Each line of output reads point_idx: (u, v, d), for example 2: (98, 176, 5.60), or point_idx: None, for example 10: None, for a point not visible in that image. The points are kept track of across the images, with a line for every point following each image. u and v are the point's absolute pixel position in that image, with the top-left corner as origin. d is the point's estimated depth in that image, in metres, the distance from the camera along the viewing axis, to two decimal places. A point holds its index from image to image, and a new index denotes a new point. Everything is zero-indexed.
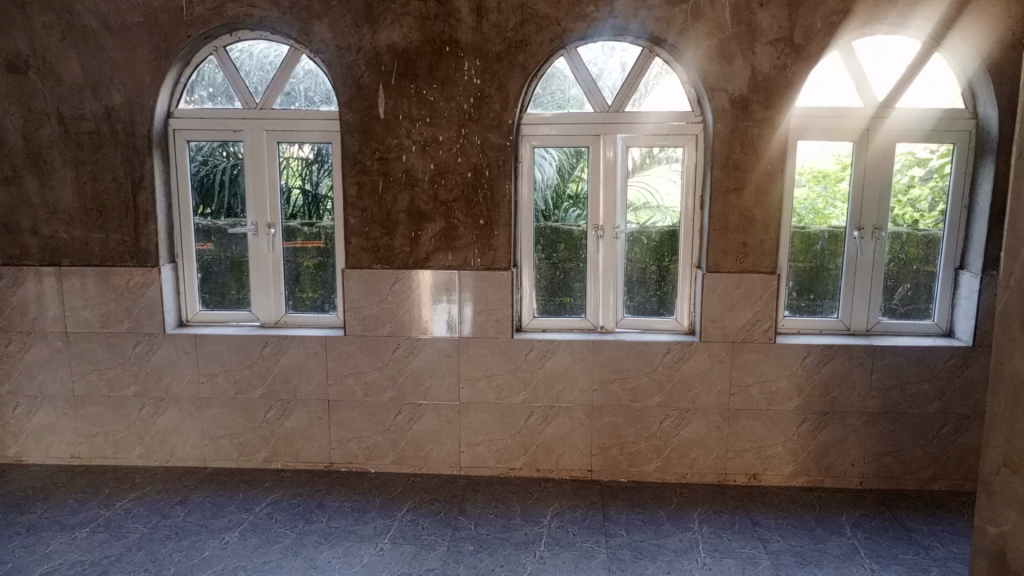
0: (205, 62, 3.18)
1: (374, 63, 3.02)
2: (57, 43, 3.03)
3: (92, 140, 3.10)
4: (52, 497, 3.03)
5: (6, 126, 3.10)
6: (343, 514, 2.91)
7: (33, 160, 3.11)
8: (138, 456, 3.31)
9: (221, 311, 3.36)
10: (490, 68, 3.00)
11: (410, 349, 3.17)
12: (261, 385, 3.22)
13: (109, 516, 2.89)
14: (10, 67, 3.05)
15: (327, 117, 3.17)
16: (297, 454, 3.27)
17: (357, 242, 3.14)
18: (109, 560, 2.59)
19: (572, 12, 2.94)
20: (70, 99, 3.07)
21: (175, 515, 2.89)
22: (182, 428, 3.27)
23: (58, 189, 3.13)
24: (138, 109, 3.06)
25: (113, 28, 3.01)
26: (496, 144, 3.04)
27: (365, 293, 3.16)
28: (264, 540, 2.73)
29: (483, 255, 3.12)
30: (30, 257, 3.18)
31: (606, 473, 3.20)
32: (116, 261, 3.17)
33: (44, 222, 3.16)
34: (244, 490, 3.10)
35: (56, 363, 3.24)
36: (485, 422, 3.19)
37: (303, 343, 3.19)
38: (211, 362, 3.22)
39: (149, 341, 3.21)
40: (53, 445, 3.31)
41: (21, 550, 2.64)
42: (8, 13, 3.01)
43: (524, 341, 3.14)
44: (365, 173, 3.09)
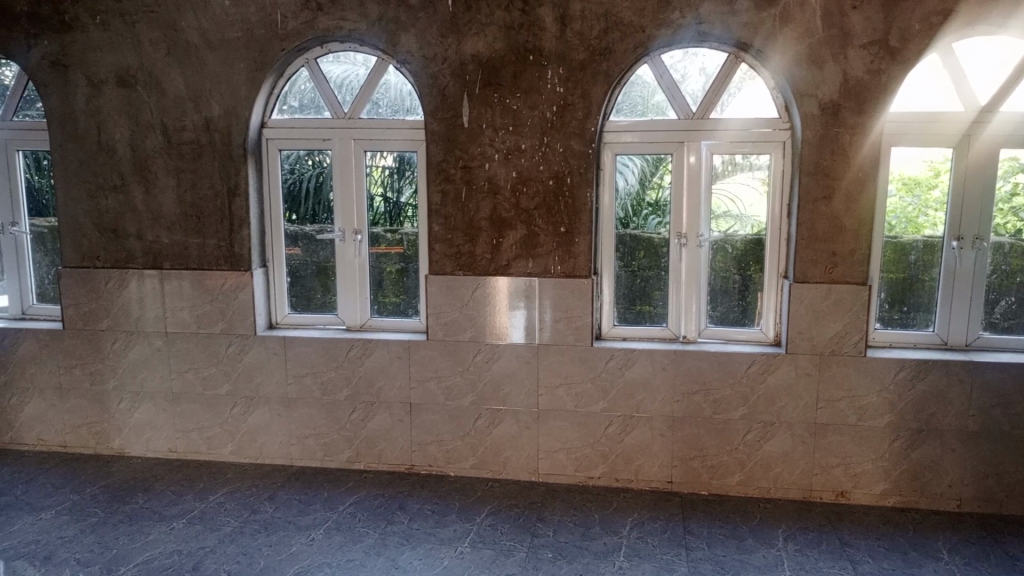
0: (297, 74, 3.30)
1: (459, 73, 3.07)
2: (162, 58, 3.20)
3: (192, 150, 3.25)
4: (152, 488, 3.19)
5: (115, 137, 3.28)
6: (424, 516, 2.96)
7: (139, 168, 3.29)
8: (230, 452, 3.44)
9: (308, 314, 3.47)
10: (573, 76, 3.01)
11: (490, 355, 3.20)
12: (346, 387, 3.31)
13: (204, 509, 3.02)
14: (120, 82, 3.24)
15: (412, 126, 3.24)
16: (379, 455, 3.34)
17: (440, 249, 3.20)
18: (204, 552, 2.72)
19: (657, 18, 2.92)
20: (173, 110, 3.23)
21: (265, 511, 3.00)
22: (271, 427, 3.39)
23: (161, 196, 3.30)
24: (235, 120, 3.20)
25: (214, 43, 3.16)
26: (578, 151, 3.05)
27: (447, 298, 3.21)
28: (348, 539, 2.80)
29: (563, 263, 3.12)
30: (134, 261, 3.36)
31: (687, 485, 3.15)
32: (212, 266, 3.32)
33: (148, 228, 3.33)
34: (328, 489, 3.19)
35: (157, 362, 3.41)
36: (564, 430, 3.20)
37: (387, 347, 3.26)
38: (299, 363, 3.32)
39: (242, 342, 3.34)
40: (152, 440, 3.48)
41: (125, 538, 2.80)
42: (119, 31, 3.20)
43: (604, 350, 3.13)
44: (448, 181, 3.15)
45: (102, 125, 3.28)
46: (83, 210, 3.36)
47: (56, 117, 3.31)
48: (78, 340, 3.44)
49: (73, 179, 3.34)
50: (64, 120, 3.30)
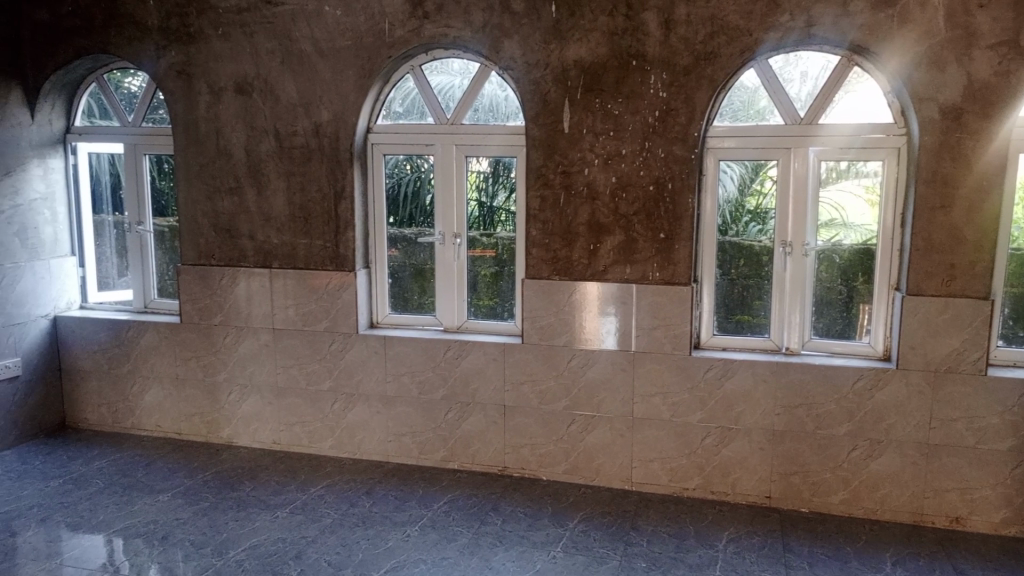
0: (402, 80, 3.39)
1: (561, 79, 3.09)
2: (277, 66, 3.35)
3: (303, 154, 3.39)
4: (258, 477, 3.33)
5: (232, 142, 3.46)
6: (517, 518, 2.98)
7: (253, 171, 3.46)
8: (330, 446, 3.56)
9: (407, 315, 3.55)
10: (677, 81, 2.97)
11: (585, 361, 3.20)
12: (442, 387, 3.37)
13: (306, 499, 3.14)
14: (238, 89, 3.41)
15: (512, 132, 3.27)
16: (473, 456, 3.39)
17: (537, 253, 3.22)
18: (306, 541, 2.82)
19: (765, 22, 2.85)
20: (286, 116, 3.38)
21: (362, 505, 3.09)
22: (370, 423, 3.48)
23: (272, 198, 3.45)
24: (343, 125, 3.31)
25: (325, 52, 3.29)
26: (680, 157, 3.01)
27: (543, 303, 3.22)
28: (443, 537, 2.85)
29: (662, 269, 3.09)
30: (246, 260, 3.53)
31: (787, 501, 3.05)
32: (318, 265, 3.45)
33: (260, 228, 3.49)
34: (423, 487, 3.25)
35: (264, 357, 3.56)
36: (660, 439, 3.15)
37: (483, 349, 3.30)
38: (398, 363, 3.41)
39: (344, 340, 3.45)
40: (258, 431, 3.64)
41: (234, 524, 2.94)
42: (238, 41, 3.38)
43: (703, 359, 3.07)
44: (548, 186, 3.16)
45: (220, 131, 3.46)
46: (201, 210, 3.55)
47: (179, 123, 3.51)
48: (194, 333, 3.64)
49: (194, 182, 3.54)
50: (187, 126, 3.50)
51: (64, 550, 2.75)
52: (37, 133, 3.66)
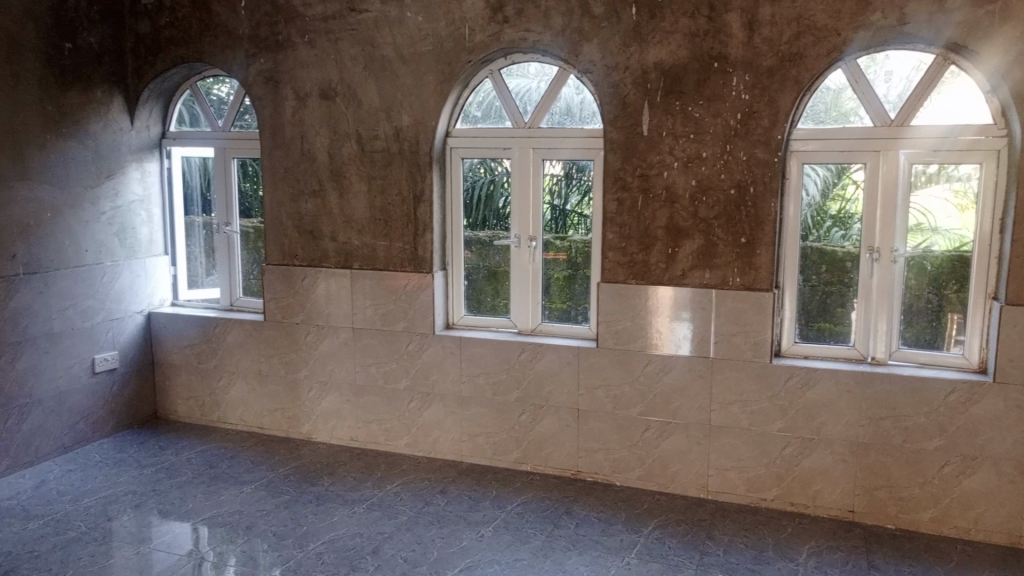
0: (481, 84, 3.43)
1: (641, 82, 3.07)
2: (360, 72, 3.43)
3: (383, 157, 3.46)
4: (336, 473, 3.42)
5: (316, 146, 3.56)
6: (590, 523, 2.97)
7: (335, 174, 3.55)
8: (405, 445, 3.62)
9: (482, 316, 3.58)
10: (760, 83, 2.91)
11: (662, 366, 3.16)
12: (516, 389, 3.39)
13: (382, 496, 3.20)
14: (323, 94, 3.51)
15: (590, 135, 3.27)
16: (546, 459, 3.39)
17: (614, 257, 3.20)
18: (383, 537, 2.88)
19: (855, 21, 2.77)
20: (368, 121, 3.46)
21: (437, 504, 3.13)
22: (444, 423, 3.53)
23: (354, 200, 3.54)
24: (423, 129, 3.37)
25: (406, 57, 3.35)
26: (763, 160, 2.95)
27: (620, 307, 3.20)
28: (516, 538, 2.87)
29: (743, 275, 3.03)
30: (328, 260, 3.63)
31: (871, 516, 2.95)
32: (397, 266, 3.52)
33: (341, 230, 3.58)
34: (497, 488, 3.27)
35: (343, 355, 3.65)
36: (737, 448, 3.09)
37: (558, 352, 3.30)
38: (473, 363, 3.44)
39: (420, 340, 3.51)
40: (337, 427, 3.73)
41: (314, 517, 3.03)
42: (324, 48, 3.48)
43: (784, 368, 2.99)
44: (626, 189, 3.14)
45: (305, 135, 3.57)
46: (286, 212, 3.67)
47: (267, 128, 3.64)
48: (277, 331, 3.76)
49: (279, 184, 3.65)
50: (274, 131, 3.62)
51: (155, 536, 2.88)
52: (135, 138, 3.85)
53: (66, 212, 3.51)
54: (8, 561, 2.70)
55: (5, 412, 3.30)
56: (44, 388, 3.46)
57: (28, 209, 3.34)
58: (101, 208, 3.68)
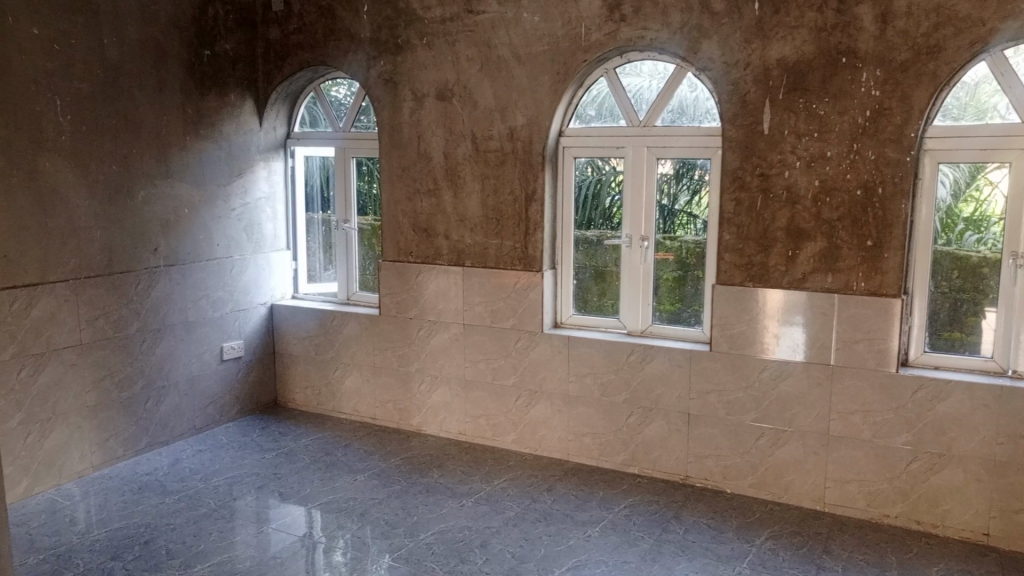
0: (596, 83, 3.41)
1: (762, 79, 2.98)
2: (476, 73, 3.49)
3: (497, 156, 3.51)
4: (445, 466, 3.49)
5: (432, 145, 3.65)
6: (699, 529, 2.91)
7: (449, 173, 3.62)
8: (512, 441, 3.66)
9: (592, 316, 3.56)
10: (893, 78, 2.77)
11: (778, 373, 3.06)
12: (625, 390, 3.36)
13: (489, 491, 3.25)
14: (439, 95, 3.59)
15: (707, 133, 3.20)
16: (654, 462, 3.35)
17: (730, 258, 3.12)
18: (491, 531, 2.92)
19: (1001, 10, 2.59)
20: (483, 121, 3.51)
21: (544, 501, 3.15)
22: (551, 421, 3.54)
23: (467, 199, 3.60)
24: (537, 128, 3.39)
25: (522, 57, 3.38)
26: (893, 160, 2.80)
27: (735, 309, 3.12)
28: (623, 540, 2.84)
29: (868, 280, 2.90)
30: (441, 257, 3.71)
31: (1008, 541, 2.76)
32: (507, 265, 3.55)
33: (454, 228, 3.65)
34: (603, 489, 3.26)
35: (453, 350, 3.73)
36: (858, 460, 2.96)
37: (669, 355, 3.25)
38: (581, 363, 3.44)
39: (529, 339, 3.54)
40: (446, 421, 3.81)
41: (424, 508, 3.10)
42: (441, 50, 3.55)
43: (912, 379, 2.84)
44: (744, 189, 3.06)
45: (422, 135, 3.66)
46: (402, 210, 3.77)
47: (385, 129, 3.75)
48: (391, 325, 3.87)
49: (396, 183, 3.77)
50: (392, 131, 3.74)
51: (276, 517, 3.03)
52: (264, 139, 4.06)
53: (201, 209, 3.74)
54: (147, 532, 2.90)
55: (146, 394, 3.55)
56: (179, 373, 3.70)
57: (169, 205, 3.58)
58: (231, 205, 3.90)
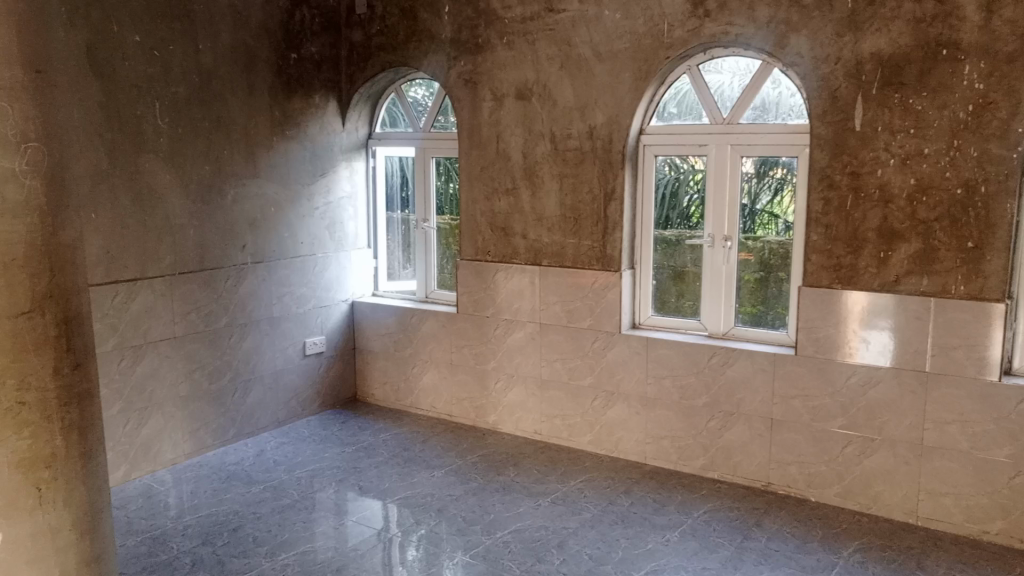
0: (678, 81, 3.36)
1: (855, 73, 2.87)
2: (556, 72, 3.48)
3: (576, 156, 3.49)
4: (521, 465, 3.50)
5: (511, 145, 3.66)
6: (783, 538, 2.83)
7: (528, 173, 3.62)
8: (588, 442, 3.64)
9: (671, 318, 3.51)
10: (998, 71, 2.63)
11: (868, 379, 2.95)
12: (705, 394, 3.30)
13: (566, 491, 3.23)
14: (519, 95, 3.60)
15: (794, 130, 3.10)
16: (735, 467, 3.28)
17: (818, 260, 3.02)
18: (568, 531, 2.91)
19: None
20: (562, 120, 3.50)
21: (621, 503, 3.12)
22: (628, 423, 3.51)
23: (546, 199, 3.60)
24: (617, 127, 3.36)
25: (603, 55, 3.36)
26: (998, 156, 2.66)
27: (822, 312, 3.02)
28: (703, 546, 2.79)
29: (967, 283, 2.75)
30: (518, 256, 3.71)
31: None
32: (585, 264, 3.53)
33: (532, 228, 3.65)
34: (681, 493, 3.20)
35: (530, 349, 3.73)
36: (955, 472, 2.82)
37: (752, 358, 3.17)
38: (660, 365, 3.39)
39: (606, 339, 3.51)
40: (522, 420, 3.82)
41: (501, 506, 3.12)
42: (521, 49, 3.56)
43: (1016, 388, 2.68)
44: (833, 187, 2.96)
45: (501, 135, 3.68)
46: (480, 210, 3.80)
47: (465, 128, 3.78)
48: (468, 323, 3.90)
49: (475, 182, 3.79)
50: (471, 131, 3.76)
51: (355, 510, 3.09)
52: (346, 139, 4.16)
53: (287, 208, 3.86)
54: (235, 519, 3.01)
55: (234, 386, 3.68)
56: (264, 366, 3.82)
57: (257, 204, 3.71)
58: (315, 204, 4.00)
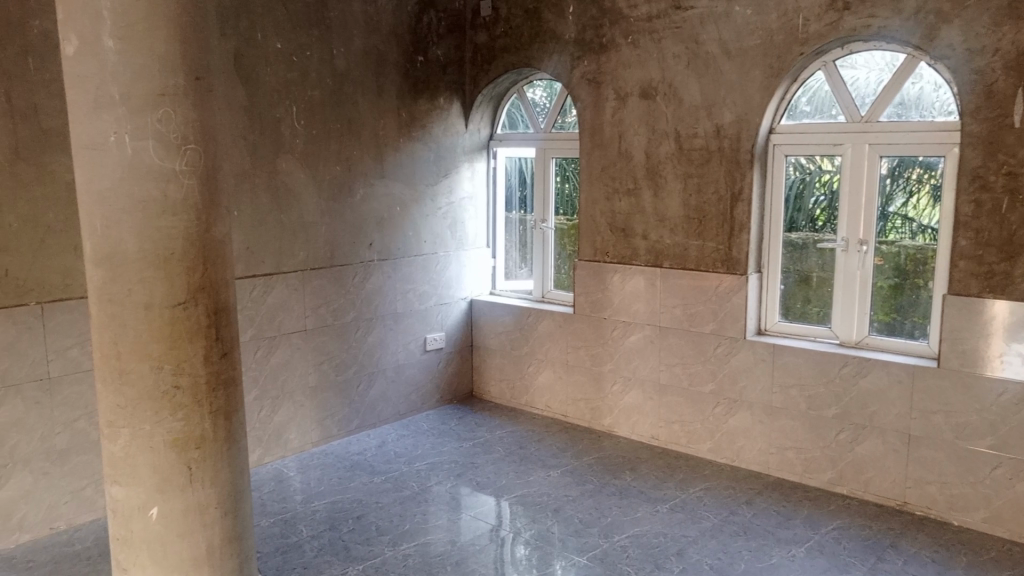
0: (812, 77, 3.21)
1: (1014, 66, 2.65)
2: (682, 70, 3.41)
3: (701, 155, 3.41)
4: (638, 469, 3.45)
5: (633, 144, 3.61)
6: (921, 562, 2.66)
7: (651, 173, 3.57)
8: (708, 449, 3.55)
9: (799, 324, 3.37)
10: None
11: (1022, 397, 2.72)
12: (835, 405, 3.15)
13: (685, 499, 3.17)
14: (643, 94, 3.55)
15: (941, 128, 2.90)
16: (867, 484, 3.11)
17: (966, 266, 2.82)
18: (687, 539, 2.85)
19: None
20: (687, 119, 3.43)
21: (743, 514, 3.02)
22: (751, 432, 3.39)
23: (669, 199, 3.53)
24: (746, 126, 3.25)
25: (732, 53, 3.26)
26: None
27: (970, 323, 2.81)
28: (832, 564, 2.66)
29: None
30: (639, 258, 3.67)
31: None
32: (709, 267, 3.45)
33: (654, 228, 3.60)
34: (808, 507, 3.07)
35: (648, 353, 3.67)
36: None
37: (888, 369, 3.00)
38: (786, 373, 3.26)
39: (730, 345, 3.41)
40: (639, 423, 3.77)
41: (618, 510, 3.08)
42: (646, 48, 3.51)
43: None
44: (986, 189, 2.75)
45: (623, 135, 3.64)
46: (600, 210, 3.78)
47: (587, 129, 3.77)
48: (585, 324, 3.89)
49: (596, 183, 3.78)
50: (594, 131, 3.75)
51: (473, 505, 3.14)
52: (469, 140, 4.24)
53: (411, 207, 3.97)
54: (359, 507, 3.12)
55: (359, 378, 3.82)
56: (387, 360, 3.95)
57: (384, 204, 3.83)
58: (438, 204, 4.10)
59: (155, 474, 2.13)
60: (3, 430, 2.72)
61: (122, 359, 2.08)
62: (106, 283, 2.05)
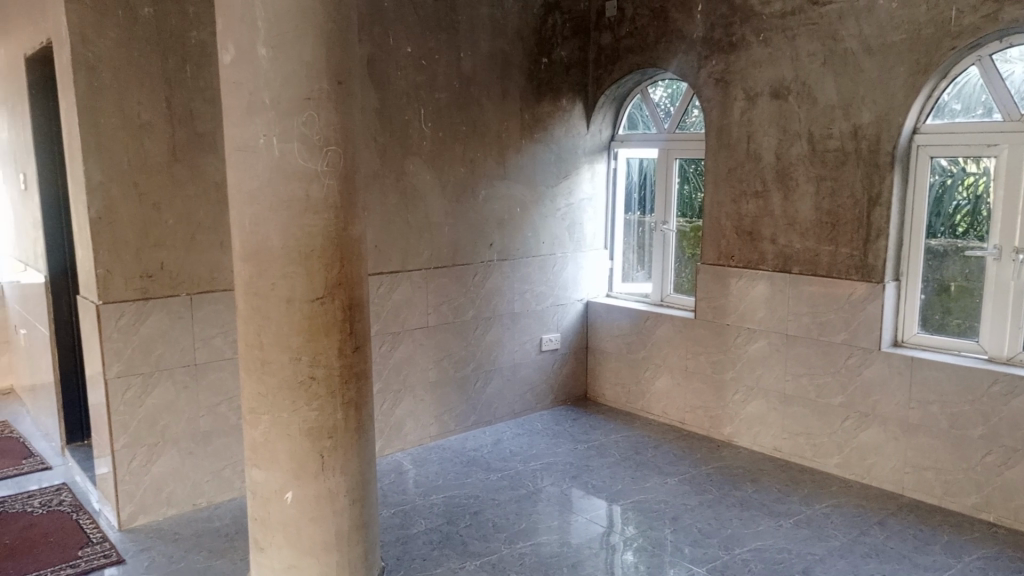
0: (965, 73, 2.99)
1: None
2: (818, 68, 3.27)
3: (837, 157, 3.26)
4: (760, 481, 3.34)
5: (763, 146, 3.50)
6: None
7: (781, 175, 3.45)
8: (836, 465, 3.38)
9: (942, 337, 3.16)
10: None
11: None
12: (982, 425, 2.93)
13: (811, 515, 3.03)
14: (774, 94, 3.43)
15: None
16: (1016, 513, 2.87)
17: None
18: (813, 557, 2.73)
19: None
20: (822, 119, 3.28)
21: (875, 535, 2.86)
22: (884, 449, 3.21)
23: (799, 202, 3.40)
24: (888, 125, 3.08)
25: (874, 49, 3.10)
26: None
27: None
28: None
29: None
30: (765, 263, 3.55)
31: None
32: (841, 274, 3.29)
33: (782, 232, 3.47)
34: (948, 533, 2.87)
35: (774, 361, 3.54)
36: None
37: None
38: (926, 389, 3.07)
39: (863, 356, 3.24)
40: (761, 434, 3.65)
41: (738, 522, 2.99)
42: (780, 46, 3.39)
43: None
44: None
45: (752, 135, 3.53)
46: (725, 213, 3.68)
47: (713, 129, 3.68)
48: (706, 330, 3.80)
49: (721, 184, 3.68)
50: (721, 132, 3.65)
51: (588, 509, 3.12)
52: (590, 141, 4.24)
53: (531, 208, 4.00)
54: (475, 503, 3.17)
55: (477, 376, 3.89)
56: (504, 359, 4.00)
57: (505, 205, 3.88)
58: (558, 206, 4.12)
59: (292, 459, 2.24)
60: (156, 412, 2.94)
61: (265, 349, 2.20)
62: (254, 277, 2.18)
